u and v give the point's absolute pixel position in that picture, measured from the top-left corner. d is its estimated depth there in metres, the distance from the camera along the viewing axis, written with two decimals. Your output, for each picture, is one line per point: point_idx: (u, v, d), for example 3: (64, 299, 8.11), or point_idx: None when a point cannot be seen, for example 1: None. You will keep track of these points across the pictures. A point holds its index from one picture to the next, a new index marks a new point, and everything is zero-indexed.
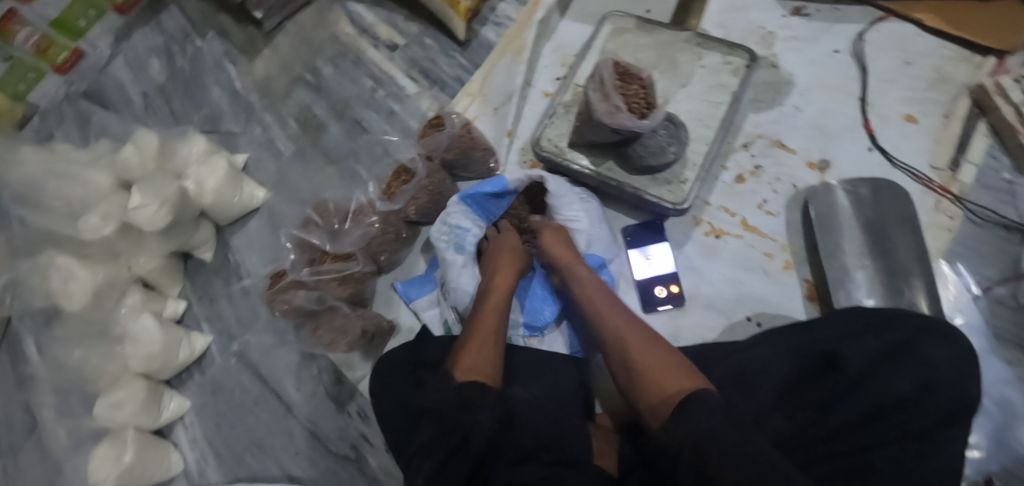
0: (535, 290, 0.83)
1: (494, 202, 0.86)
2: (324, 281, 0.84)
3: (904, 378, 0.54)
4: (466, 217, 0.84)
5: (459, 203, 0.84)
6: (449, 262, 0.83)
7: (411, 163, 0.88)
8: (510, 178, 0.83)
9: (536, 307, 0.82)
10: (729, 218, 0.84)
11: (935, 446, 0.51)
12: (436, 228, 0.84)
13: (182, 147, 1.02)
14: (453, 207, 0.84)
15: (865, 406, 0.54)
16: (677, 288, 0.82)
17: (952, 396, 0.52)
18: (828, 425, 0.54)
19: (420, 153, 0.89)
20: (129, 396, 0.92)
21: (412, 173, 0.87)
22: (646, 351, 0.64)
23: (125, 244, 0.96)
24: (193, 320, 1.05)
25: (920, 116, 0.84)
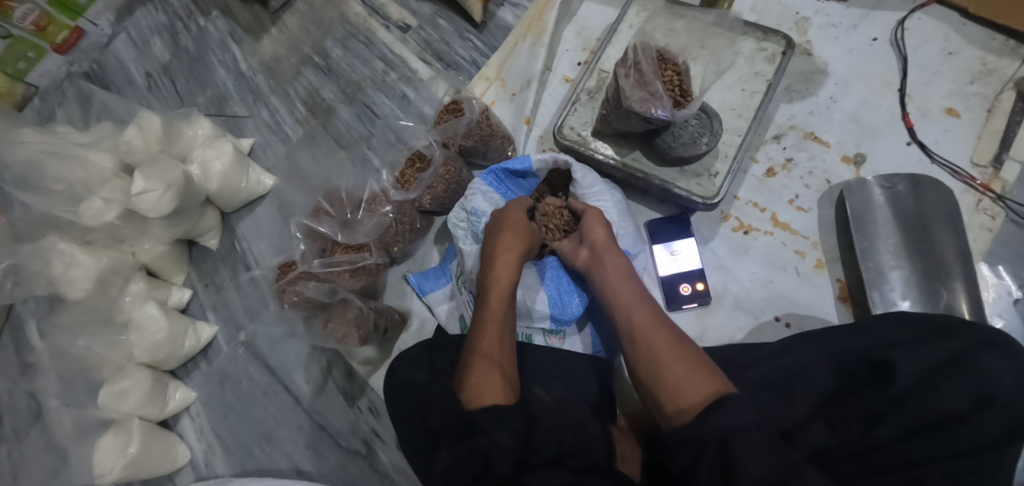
0: (561, 279, 0.76)
1: (516, 182, 0.81)
2: (336, 273, 0.81)
3: (960, 392, 0.51)
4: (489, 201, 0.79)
5: (479, 184, 0.80)
6: (466, 253, 0.79)
7: (427, 148, 0.83)
8: (534, 158, 0.78)
9: (563, 298, 0.75)
10: (758, 214, 0.81)
11: (993, 460, 0.49)
12: (454, 215, 0.80)
13: (187, 130, 0.98)
14: (472, 189, 0.79)
15: (913, 421, 0.51)
16: (702, 285, 0.79)
17: (1011, 410, 0.50)
18: (873, 437, 0.52)
19: (437, 139, 0.84)
20: (135, 385, 0.90)
21: (428, 160, 0.83)
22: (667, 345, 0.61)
23: (129, 229, 0.93)
24: (199, 308, 1.02)
25: (962, 110, 0.80)
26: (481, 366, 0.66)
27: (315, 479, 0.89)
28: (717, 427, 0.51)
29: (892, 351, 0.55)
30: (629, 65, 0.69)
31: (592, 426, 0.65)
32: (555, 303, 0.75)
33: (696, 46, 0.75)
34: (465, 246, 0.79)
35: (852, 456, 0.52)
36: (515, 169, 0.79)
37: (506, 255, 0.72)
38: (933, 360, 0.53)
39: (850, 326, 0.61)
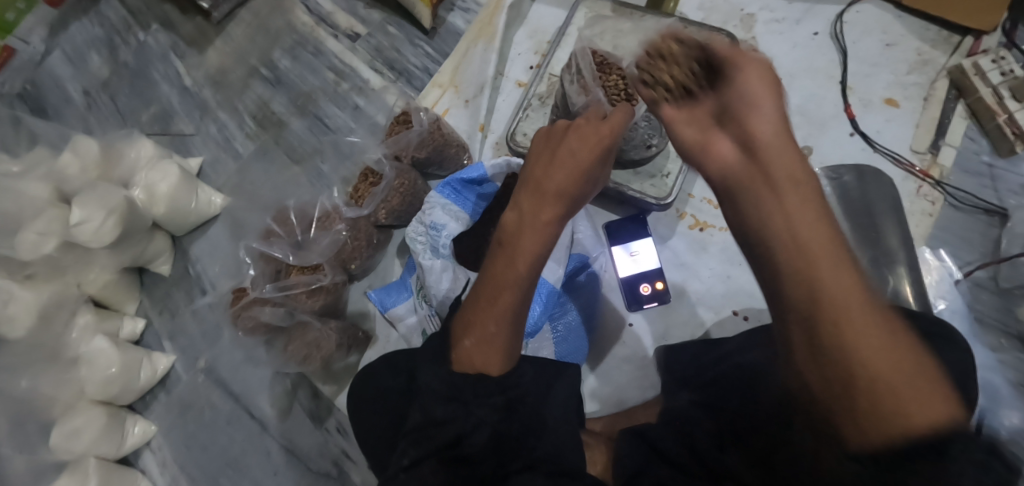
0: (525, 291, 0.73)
1: (474, 191, 0.79)
2: (292, 296, 0.78)
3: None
4: (444, 210, 0.77)
5: (437, 198, 0.78)
6: (427, 267, 0.76)
7: (377, 163, 0.81)
8: (489, 164, 0.77)
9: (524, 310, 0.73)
10: (712, 210, 0.82)
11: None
12: (415, 229, 0.79)
13: (129, 151, 0.95)
14: (431, 202, 0.78)
15: None
16: (662, 284, 0.80)
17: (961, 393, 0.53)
18: None
19: (387, 152, 0.81)
20: (89, 423, 0.86)
21: (380, 174, 0.81)
22: (843, 297, 0.39)
23: (71, 259, 0.88)
24: (154, 337, 0.98)
25: (901, 100, 0.83)
26: (475, 346, 0.64)
27: None
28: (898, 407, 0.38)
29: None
30: (575, 72, 0.71)
31: (563, 428, 0.65)
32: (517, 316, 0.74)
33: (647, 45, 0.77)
34: (424, 260, 0.77)
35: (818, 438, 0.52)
36: (471, 178, 0.78)
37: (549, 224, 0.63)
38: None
39: None
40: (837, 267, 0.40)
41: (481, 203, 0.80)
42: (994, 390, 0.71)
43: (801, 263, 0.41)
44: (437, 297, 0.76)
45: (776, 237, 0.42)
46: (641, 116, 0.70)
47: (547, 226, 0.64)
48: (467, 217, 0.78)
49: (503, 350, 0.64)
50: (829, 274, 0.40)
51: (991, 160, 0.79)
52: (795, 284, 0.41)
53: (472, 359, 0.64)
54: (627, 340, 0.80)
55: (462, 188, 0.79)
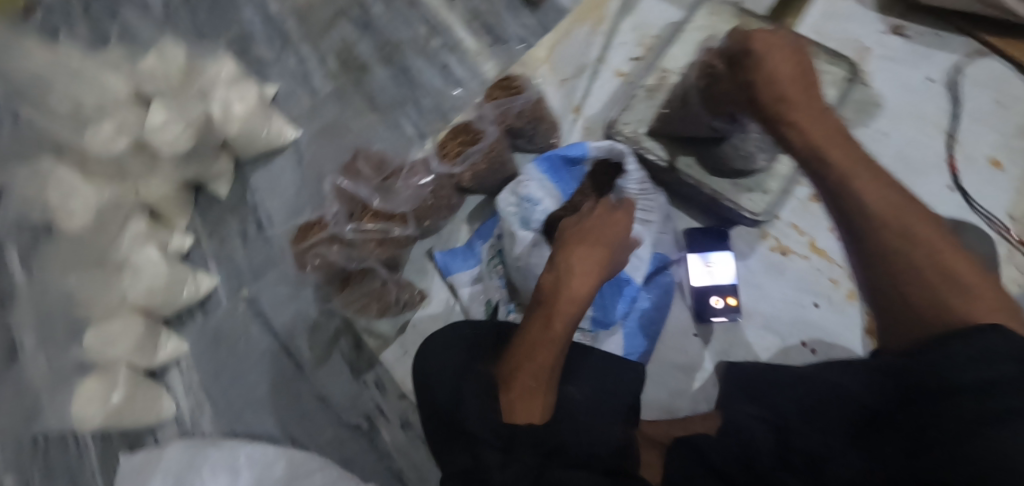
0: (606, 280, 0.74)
1: (569, 170, 0.77)
2: (363, 240, 0.76)
3: None
4: (540, 186, 0.76)
5: (534, 171, 0.76)
6: (519, 238, 0.73)
7: (479, 122, 0.79)
8: (592, 144, 0.75)
9: (605, 300, 0.74)
10: (798, 236, 0.80)
11: None
12: (505, 198, 0.76)
13: (211, 67, 0.92)
14: (527, 174, 0.76)
15: None
16: (734, 300, 0.78)
17: None
18: None
19: (489, 114, 0.79)
20: (123, 331, 0.85)
21: (479, 136, 0.78)
22: (887, 205, 0.54)
23: (136, 164, 0.88)
24: (200, 258, 0.96)
25: (1006, 162, 0.81)
26: (513, 402, 0.60)
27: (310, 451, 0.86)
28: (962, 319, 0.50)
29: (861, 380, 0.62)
30: (706, 72, 0.65)
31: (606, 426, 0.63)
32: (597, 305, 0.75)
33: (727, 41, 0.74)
34: (516, 231, 0.74)
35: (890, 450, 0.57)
36: (570, 157, 0.76)
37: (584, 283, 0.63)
38: None
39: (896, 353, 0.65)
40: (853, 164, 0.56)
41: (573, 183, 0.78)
42: None
43: (843, 169, 0.56)
44: (522, 270, 0.74)
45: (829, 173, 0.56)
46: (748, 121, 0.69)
47: (589, 285, 0.64)
48: (560, 196, 0.77)
49: (527, 401, 0.60)
50: (860, 171, 0.56)
51: None
52: (853, 215, 0.55)
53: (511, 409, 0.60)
54: (688, 350, 0.78)
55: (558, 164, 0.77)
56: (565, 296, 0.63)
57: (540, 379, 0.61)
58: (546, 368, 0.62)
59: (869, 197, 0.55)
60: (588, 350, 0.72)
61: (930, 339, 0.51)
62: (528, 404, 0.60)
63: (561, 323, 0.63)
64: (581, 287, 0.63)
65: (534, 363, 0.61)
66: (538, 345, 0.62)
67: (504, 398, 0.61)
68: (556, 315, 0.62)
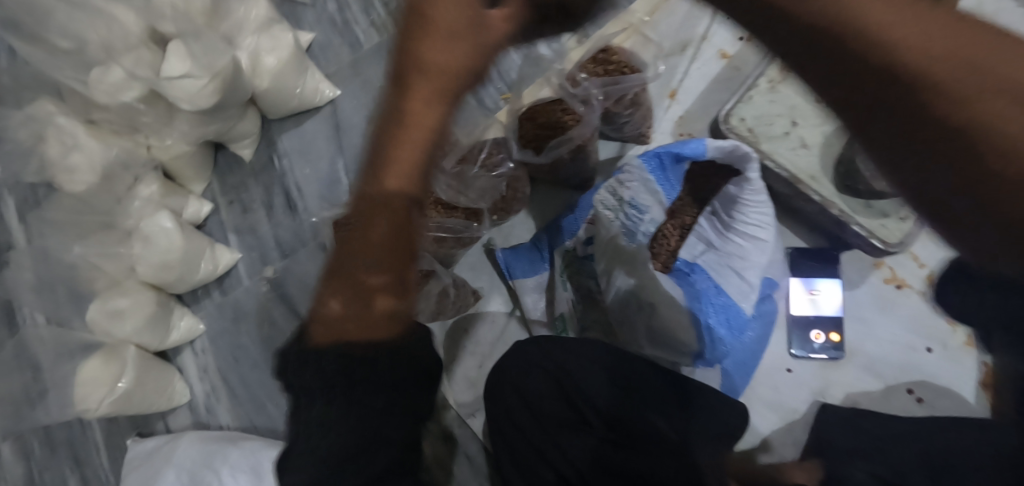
0: (716, 309, 0.63)
1: (677, 171, 0.63)
2: (421, 237, 0.67)
3: None
4: (646, 188, 0.64)
5: (639, 168, 0.64)
6: (629, 255, 0.63)
7: (575, 102, 0.64)
8: (709, 143, 0.59)
9: (715, 333, 0.63)
10: (914, 267, 0.69)
11: None
12: (603, 196, 0.67)
13: (237, 7, 0.77)
14: (632, 173, 0.64)
15: None
16: (837, 337, 0.69)
17: None
18: None
19: (597, 93, 0.64)
20: (132, 309, 0.74)
21: (574, 122, 0.64)
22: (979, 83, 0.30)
23: (151, 117, 0.73)
24: (218, 227, 0.85)
25: None
26: (331, 314, 0.42)
27: None
28: None
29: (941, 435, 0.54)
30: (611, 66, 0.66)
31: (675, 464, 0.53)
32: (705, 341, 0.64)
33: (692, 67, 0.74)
34: (622, 244, 0.64)
35: None
36: (683, 156, 0.61)
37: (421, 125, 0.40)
38: None
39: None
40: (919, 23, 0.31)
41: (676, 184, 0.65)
42: None
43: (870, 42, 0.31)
44: (618, 288, 0.65)
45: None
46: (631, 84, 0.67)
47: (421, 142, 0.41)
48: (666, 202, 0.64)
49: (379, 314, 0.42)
50: (976, 38, 0.31)
51: None
52: (912, 91, 0.31)
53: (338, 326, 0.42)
54: (779, 387, 0.69)
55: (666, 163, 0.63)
56: (402, 141, 0.41)
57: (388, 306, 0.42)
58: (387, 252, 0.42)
59: (890, 32, 0.30)
60: (691, 381, 0.63)
61: None
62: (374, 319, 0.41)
63: (397, 198, 0.41)
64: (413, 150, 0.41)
65: (366, 251, 0.42)
66: (370, 206, 0.42)
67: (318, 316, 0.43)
68: (389, 189, 0.41)
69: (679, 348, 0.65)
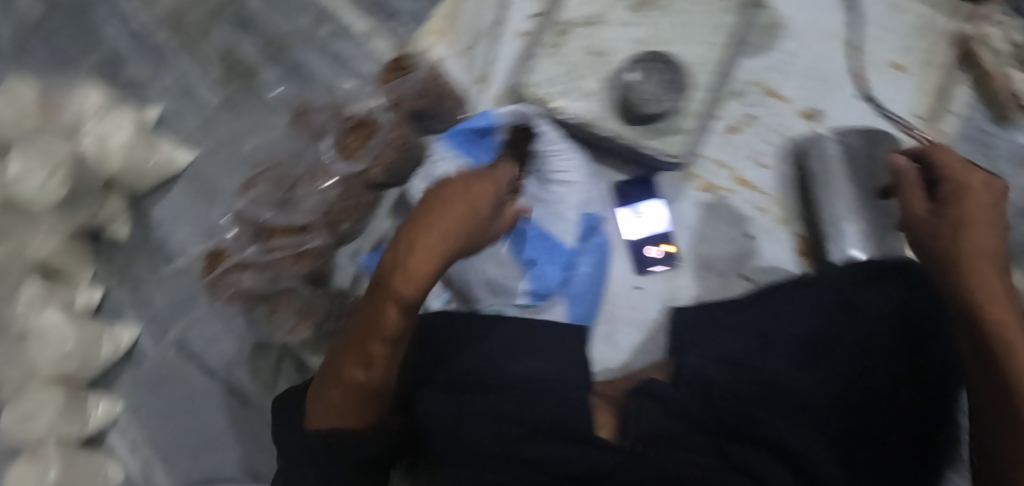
0: (535, 253, 0.75)
1: (482, 142, 0.74)
2: (279, 259, 0.74)
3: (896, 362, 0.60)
4: (453, 166, 0.75)
5: (443, 151, 0.76)
6: None
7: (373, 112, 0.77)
8: (501, 112, 0.73)
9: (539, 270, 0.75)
10: (721, 172, 0.80)
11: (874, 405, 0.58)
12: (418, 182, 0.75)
13: (73, 101, 0.83)
14: (436, 154, 0.76)
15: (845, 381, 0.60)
16: (671, 247, 0.79)
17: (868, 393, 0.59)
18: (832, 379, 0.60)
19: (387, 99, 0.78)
20: (37, 405, 0.78)
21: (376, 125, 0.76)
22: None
23: (14, 222, 0.78)
24: (115, 308, 0.88)
25: (906, 65, 0.84)
26: (342, 400, 0.54)
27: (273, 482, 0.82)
28: (877, 435, 0.57)
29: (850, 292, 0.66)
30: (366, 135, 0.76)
31: (574, 393, 0.60)
32: (533, 277, 0.75)
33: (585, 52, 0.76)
34: None
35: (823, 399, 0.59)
36: (481, 128, 0.74)
37: (428, 263, 0.57)
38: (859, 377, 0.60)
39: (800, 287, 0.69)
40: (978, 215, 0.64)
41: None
42: None
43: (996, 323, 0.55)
44: (446, 256, 0.73)
45: (936, 239, 0.65)
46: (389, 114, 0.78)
47: (428, 271, 0.58)
48: None
49: (364, 403, 0.54)
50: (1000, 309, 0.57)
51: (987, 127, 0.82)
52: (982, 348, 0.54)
53: (328, 414, 0.54)
54: (634, 304, 0.78)
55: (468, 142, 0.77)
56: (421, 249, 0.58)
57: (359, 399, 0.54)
58: (388, 342, 0.56)
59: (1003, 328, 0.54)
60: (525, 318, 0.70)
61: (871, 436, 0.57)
62: (353, 401, 0.54)
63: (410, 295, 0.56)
64: (424, 264, 0.58)
65: (371, 339, 0.55)
66: (384, 297, 0.56)
67: (326, 394, 0.54)
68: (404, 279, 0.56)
69: (514, 291, 0.74)
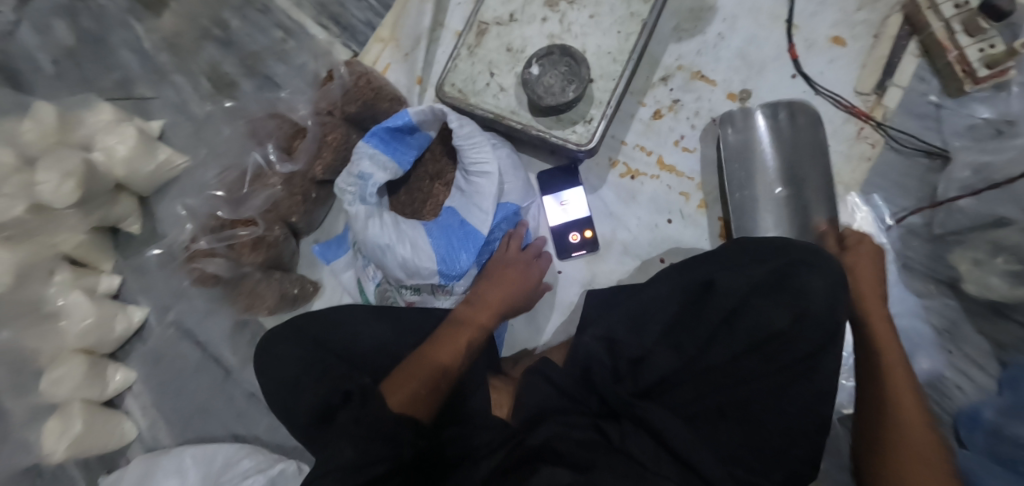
0: (454, 237, 0.76)
1: (402, 140, 0.80)
2: (236, 249, 0.83)
3: (779, 310, 0.63)
4: (372, 161, 0.77)
5: (365, 149, 0.78)
6: (353, 214, 0.76)
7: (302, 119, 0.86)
8: (414, 110, 0.77)
9: (452, 254, 0.76)
10: (645, 157, 0.82)
11: (762, 360, 0.62)
12: (341, 179, 0.78)
13: (88, 116, 0.96)
14: (358, 152, 0.77)
15: (744, 342, 0.63)
16: (591, 233, 0.81)
17: (767, 357, 0.62)
18: (711, 354, 0.64)
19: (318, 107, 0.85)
20: (70, 371, 0.93)
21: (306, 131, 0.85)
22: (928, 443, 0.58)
23: (41, 222, 0.90)
24: (130, 294, 1.04)
25: (848, 39, 0.80)
26: (418, 397, 0.63)
27: (251, 440, 0.97)
28: (768, 413, 0.60)
29: (717, 272, 0.67)
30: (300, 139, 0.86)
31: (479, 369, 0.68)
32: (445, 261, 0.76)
33: (502, 50, 0.80)
34: (351, 208, 0.77)
35: (694, 373, 0.63)
36: (398, 126, 0.78)
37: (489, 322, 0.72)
38: (737, 347, 0.63)
39: (683, 264, 0.72)
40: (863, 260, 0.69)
41: (413, 153, 0.82)
42: (916, 335, 0.73)
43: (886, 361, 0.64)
44: (365, 243, 0.77)
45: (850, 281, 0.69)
46: (319, 119, 0.85)
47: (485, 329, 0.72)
48: (396, 166, 0.79)
49: (418, 401, 0.62)
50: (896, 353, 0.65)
51: (939, 100, 0.77)
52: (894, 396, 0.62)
53: (405, 404, 0.62)
54: (551, 287, 0.82)
55: (389, 137, 0.79)
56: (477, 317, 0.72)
57: (431, 390, 0.64)
58: (442, 374, 0.65)
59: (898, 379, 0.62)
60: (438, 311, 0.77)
61: (750, 398, 0.60)
62: (429, 397, 0.63)
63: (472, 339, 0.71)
64: (482, 324, 0.72)
65: (434, 362, 0.66)
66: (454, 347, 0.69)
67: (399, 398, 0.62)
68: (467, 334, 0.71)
69: (427, 275, 0.77)
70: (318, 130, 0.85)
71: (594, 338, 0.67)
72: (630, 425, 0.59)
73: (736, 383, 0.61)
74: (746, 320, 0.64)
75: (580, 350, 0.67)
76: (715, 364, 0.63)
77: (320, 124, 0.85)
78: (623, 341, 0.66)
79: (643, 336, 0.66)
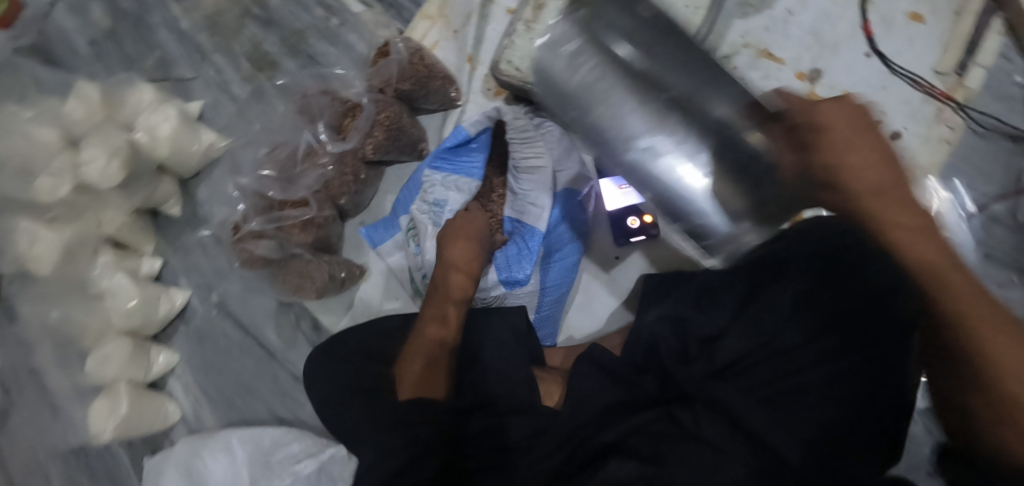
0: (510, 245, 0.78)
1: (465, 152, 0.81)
2: (287, 229, 0.81)
3: (869, 280, 0.58)
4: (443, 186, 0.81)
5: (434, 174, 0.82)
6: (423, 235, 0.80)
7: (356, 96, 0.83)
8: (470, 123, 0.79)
9: (512, 262, 0.78)
10: None
11: (848, 336, 0.57)
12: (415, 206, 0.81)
13: (131, 95, 0.95)
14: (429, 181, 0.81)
15: (828, 318, 0.59)
16: (650, 217, 0.78)
17: (857, 331, 0.57)
18: (790, 334, 0.59)
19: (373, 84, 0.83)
20: (116, 350, 0.91)
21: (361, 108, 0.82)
22: None
23: (87, 201, 0.90)
24: (171, 276, 1.04)
25: (929, 15, 0.78)
26: (421, 375, 0.63)
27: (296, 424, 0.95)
28: (850, 392, 0.55)
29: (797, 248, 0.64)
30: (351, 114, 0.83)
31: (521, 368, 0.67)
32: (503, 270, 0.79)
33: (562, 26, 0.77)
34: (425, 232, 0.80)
35: (770, 353, 0.59)
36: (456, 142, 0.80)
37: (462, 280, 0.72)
38: (819, 323, 0.59)
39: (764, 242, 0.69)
40: (841, 124, 0.57)
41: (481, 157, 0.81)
42: None
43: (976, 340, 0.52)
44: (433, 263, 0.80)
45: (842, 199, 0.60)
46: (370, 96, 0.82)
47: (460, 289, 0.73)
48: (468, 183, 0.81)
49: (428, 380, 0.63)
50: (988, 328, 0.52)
51: None
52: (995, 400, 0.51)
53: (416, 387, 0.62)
54: (614, 272, 0.81)
55: (454, 153, 0.82)
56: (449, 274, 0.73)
57: (429, 371, 0.64)
58: (434, 346, 0.67)
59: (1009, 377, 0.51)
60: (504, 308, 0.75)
61: (836, 377, 0.56)
62: (422, 367, 0.64)
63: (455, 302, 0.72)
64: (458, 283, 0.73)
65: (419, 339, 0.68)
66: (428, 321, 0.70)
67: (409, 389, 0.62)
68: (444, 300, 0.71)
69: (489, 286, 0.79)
70: (371, 106, 0.82)
71: (659, 320, 0.67)
72: (701, 408, 0.57)
73: (817, 361, 0.57)
74: (829, 295, 0.59)
75: (644, 334, 0.67)
76: (795, 343, 0.59)
77: (375, 100, 0.82)
78: (692, 322, 0.64)
79: (715, 315, 0.63)
